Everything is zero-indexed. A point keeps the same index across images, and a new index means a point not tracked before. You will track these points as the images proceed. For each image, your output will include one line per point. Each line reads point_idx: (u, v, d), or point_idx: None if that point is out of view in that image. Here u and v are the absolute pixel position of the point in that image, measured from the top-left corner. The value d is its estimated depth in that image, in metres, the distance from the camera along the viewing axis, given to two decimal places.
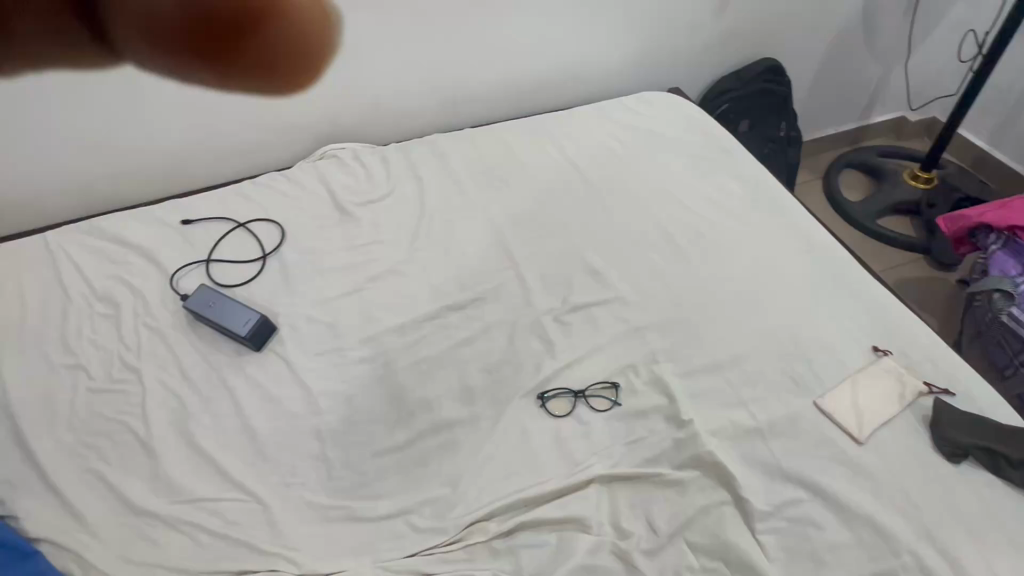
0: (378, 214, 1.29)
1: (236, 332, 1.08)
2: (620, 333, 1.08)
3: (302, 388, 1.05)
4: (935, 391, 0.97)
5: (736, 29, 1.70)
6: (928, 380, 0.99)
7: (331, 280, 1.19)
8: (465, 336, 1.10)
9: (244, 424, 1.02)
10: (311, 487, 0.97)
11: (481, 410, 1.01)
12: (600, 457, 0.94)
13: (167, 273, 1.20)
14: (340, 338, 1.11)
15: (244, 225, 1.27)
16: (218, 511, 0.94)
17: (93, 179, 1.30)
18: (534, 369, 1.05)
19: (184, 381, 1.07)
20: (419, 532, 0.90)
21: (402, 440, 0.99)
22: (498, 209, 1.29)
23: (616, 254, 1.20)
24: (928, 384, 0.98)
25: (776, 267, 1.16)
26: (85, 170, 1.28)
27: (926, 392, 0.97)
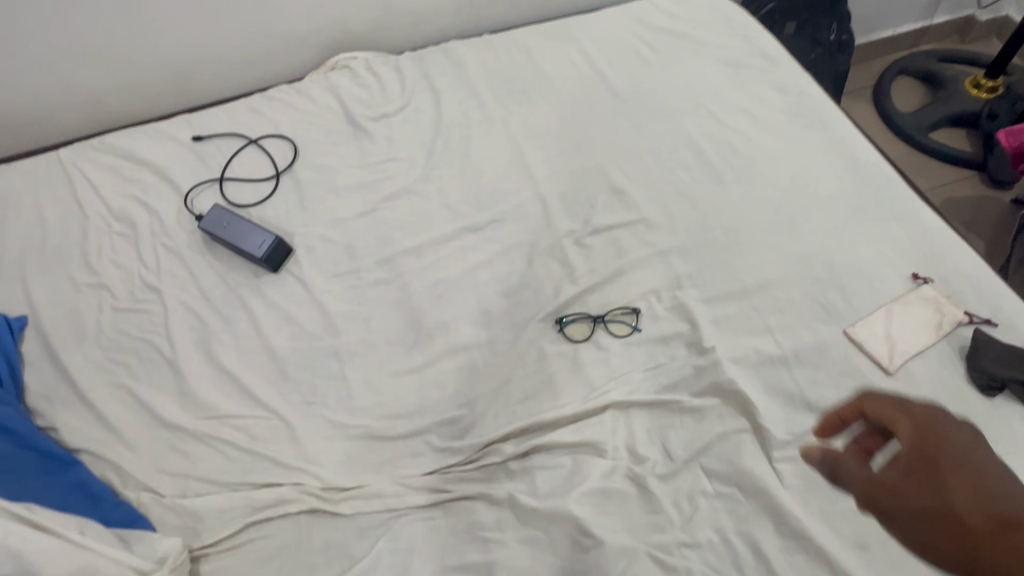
0: (393, 129, 1.23)
1: (252, 254, 1.07)
2: (643, 256, 1.03)
3: (320, 310, 1.05)
4: (975, 322, 0.92)
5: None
6: (970, 310, 0.94)
7: (347, 200, 1.15)
8: (482, 259, 1.07)
9: (264, 344, 1.03)
10: (332, 406, 0.99)
11: (498, 334, 1.00)
12: (618, 383, 0.92)
13: (181, 192, 1.18)
14: (357, 259, 1.09)
15: (256, 141, 1.22)
16: (244, 428, 0.97)
17: (98, 94, 1.25)
18: (552, 292, 1.02)
19: (204, 301, 1.08)
20: (437, 452, 0.92)
21: (419, 363, 0.99)
22: (518, 124, 1.22)
23: (641, 172, 1.14)
24: (969, 315, 0.93)
25: (814, 187, 1.08)
26: (88, 83, 1.23)
27: (966, 322, 0.92)
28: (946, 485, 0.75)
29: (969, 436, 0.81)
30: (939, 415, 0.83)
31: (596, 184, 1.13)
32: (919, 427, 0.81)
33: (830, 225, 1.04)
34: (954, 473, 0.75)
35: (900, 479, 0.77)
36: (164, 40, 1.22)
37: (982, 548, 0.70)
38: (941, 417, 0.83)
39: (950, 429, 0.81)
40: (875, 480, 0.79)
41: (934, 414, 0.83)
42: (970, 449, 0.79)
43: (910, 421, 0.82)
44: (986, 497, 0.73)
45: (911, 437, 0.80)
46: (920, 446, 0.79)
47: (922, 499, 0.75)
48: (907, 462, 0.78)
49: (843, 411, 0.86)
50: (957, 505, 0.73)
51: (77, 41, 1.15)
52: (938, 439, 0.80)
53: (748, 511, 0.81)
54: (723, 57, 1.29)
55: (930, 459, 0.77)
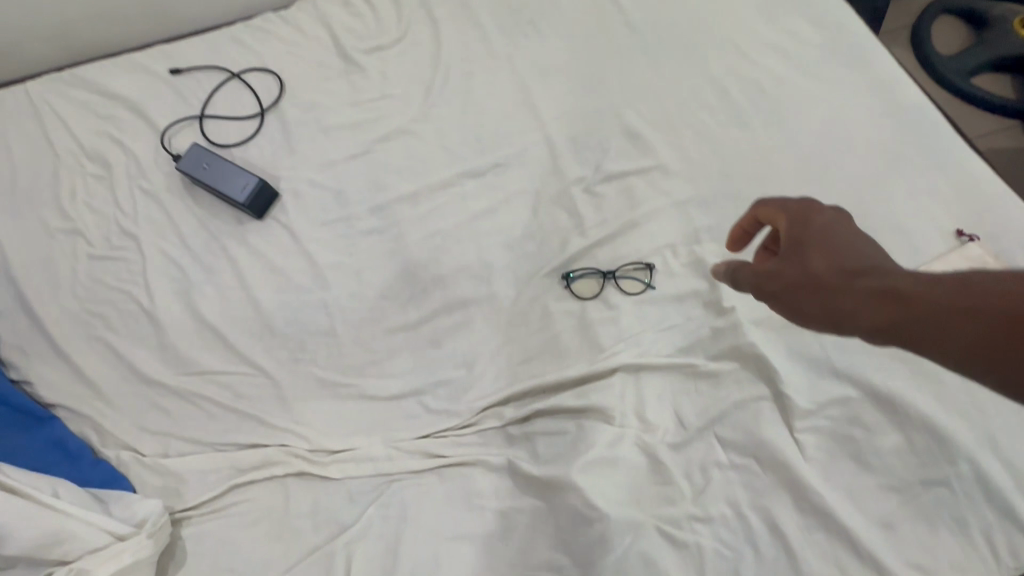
0: (387, 64, 1.12)
1: (234, 198, 0.98)
2: (660, 206, 0.94)
3: (308, 260, 0.97)
4: None
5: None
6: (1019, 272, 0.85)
7: (337, 141, 1.06)
8: (484, 207, 0.98)
9: (249, 296, 0.96)
10: (321, 363, 0.92)
11: (499, 289, 0.92)
12: (628, 345, 0.85)
13: (158, 130, 1.08)
14: (348, 206, 1.01)
15: (238, 75, 1.12)
16: (228, 385, 0.92)
17: (57, 21, 1.14)
18: (559, 245, 0.94)
19: (184, 249, 1.00)
20: (432, 414, 0.87)
21: (414, 319, 0.93)
22: (525, 59, 1.11)
23: (660, 114, 1.03)
24: None
25: (849, 132, 0.98)
26: (45, 8, 1.11)
27: None
28: (807, 260, 0.58)
29: (864, 237, 0.59)
30: (811, 209, 0.62)
31: (609, 127, 1.03)
32: (795, 221, 0.62)
33: (865, 175, 0.94)
34: (814, 253, 0.58)
35: (778, 266, 0.60)
36: None
37: (840, 301, 0.54)
38: (814, 210, 0.62)
39: (831, 228, 0.59)
40: (755, 274, 0.61)
41: (801, 206, 0.63)
42: (844, 232, 0.59)
43: (785, 215, 0.63)
44: (885, 284, 0.52)
45: (787, 230, 0.62)
46: (791, 232, 0.61)
47: (806, 291, 0.57)
48: (777, 263, 0.60)
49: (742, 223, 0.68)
50: (918, 309, 0.49)
51: None
52: (806, 228, 0.60)
53: (764, 485, 0.76)
54: None
55: (795, 242, 0.60)
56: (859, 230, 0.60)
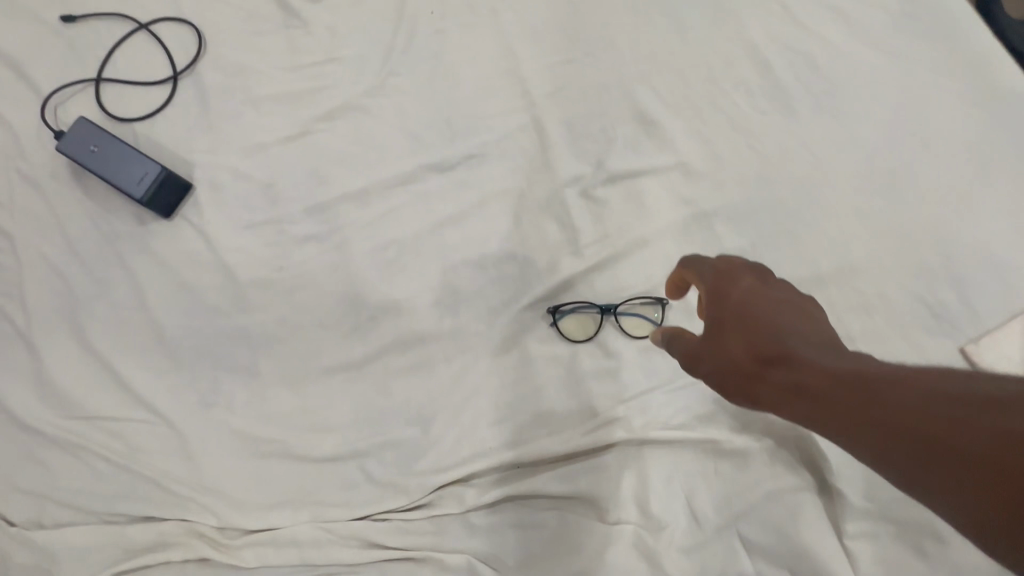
0: (335, 14, 0.87)
1: (128, 192, 0.76)
2: (677, 220, 0.73)
3: (227, 275, 0.76)
4: None
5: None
6: None
7: (270, 116, 0.83)
8: (452, 213, 0.76)
9: (151, 320, 0.75)
10: (238, 411, 0.72)
11: (467, 323, 0.72)
12: (630, 408, 0.66)
13: (39, 94, 0.84)
14: (279, 204, 0.79)
15: (147, 26, 0.87)
16: (121, 434, 0.72)
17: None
18: (545, 266, 0.73)
19: (68, 252, 0.78)
20: (376, 485, 0.68)
21: (359, 357, 0.72)
22: (513, 10, 0.86)
23: (684, 93, 0.79)
24: None
25: (926, 127, 0.75)
26: None
27: None
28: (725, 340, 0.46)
29: (791, 305, 0.46)
30: (730, 275, 0.49)
31: (616, 108, 0.80)
32: (717, 295, 0.48)
33: (946, 186, 0.72)
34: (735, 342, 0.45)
35: (705, 351, 0.47)
36: None
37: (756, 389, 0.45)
38: (731, 275, 0.49)
39: (759, 307, 0.46)
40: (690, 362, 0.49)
41: (719, 274, 0.50)
42: (765, 305, 0.46)
43: (705, 290, 0.50)
44: (801, 381, 0.42)
45: (710, 312, 0.48)
46: (713, 312, 0.48)
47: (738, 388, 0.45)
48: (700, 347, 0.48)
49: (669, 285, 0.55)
50: (819, 400, 0.40)
51: None
52: (726, 306, 0.47)
53: None
54: None
55: (714, 326, 0.47)
56: (785, 292, 0.47)
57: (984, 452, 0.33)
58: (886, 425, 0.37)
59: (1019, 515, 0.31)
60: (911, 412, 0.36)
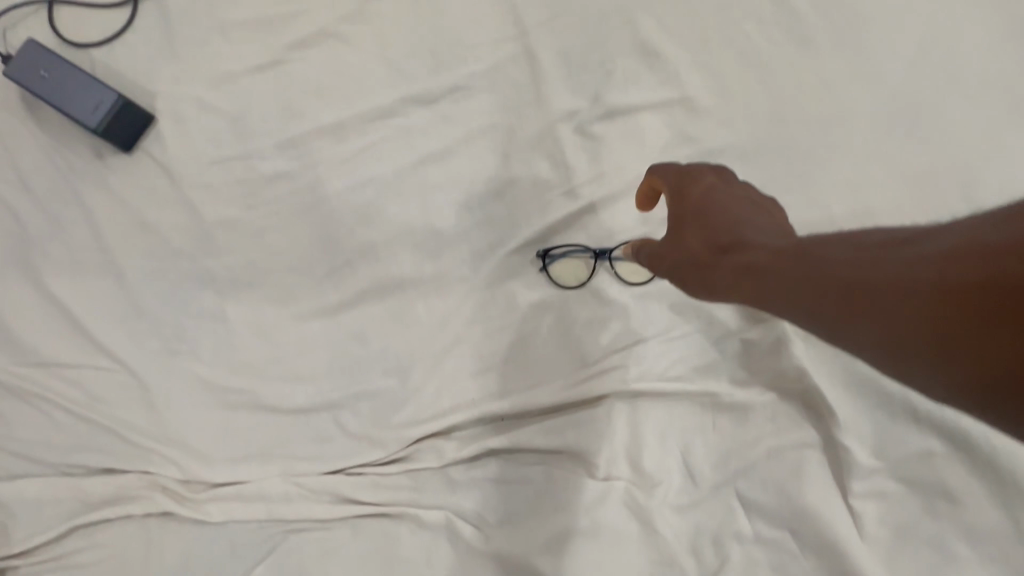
0: None
1: (81, 121, 0.70)
2: (680, 160, 0.68)
3: (192, 215, 0.71)
4: None
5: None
6: None
7: (237, 43, 0.75)
8: (436, 150, 0.70)
9: (111, 262, 0.70)
10: (205, 359, 0.68)
11: (451, 268, 0.67)
12: (624, 359, 0.61)
13: None
14: (249, 138, 0.73)
15: None
16: (80, 382, 0.67)
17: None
18: (536, 208, 0.67)
19: (19, 187, 0.72)
20: (351, 439, 0.63)
21: (335, 303, 0.68)
22: None
23: (694, 20, 0.72)
24: None
25: (956, 60, 0.69)
26: None
27: None
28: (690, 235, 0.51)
29: (746, 201, 0.52)
30: (692, 176, 0.54)
31: (617, 35, 0.72)
32: (681, 196, 0.54)
33: (974, 126, 0.66)
34: (696, 234, 0.51)
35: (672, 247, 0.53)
36: None
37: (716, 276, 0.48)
38: (693, 176, 0.54)
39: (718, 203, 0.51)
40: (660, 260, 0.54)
41: (682, 176, 0.55)
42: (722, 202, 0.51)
43: (670, 192, 0.55)
44: (754, 259, 0.46)
45: (676, 212, 0.54)
46: (678, 212, 0.53)
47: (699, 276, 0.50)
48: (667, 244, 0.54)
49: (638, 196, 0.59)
50: (766, 273, 0.45)
51: None
52: (688, 203, 0.53)
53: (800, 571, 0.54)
54: None
55: (677, 222, 0.53)
56: (741, 191, 0.53)
57: (908, 281, 0.37)
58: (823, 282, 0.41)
59: (945, 324, 0.35)
60: (846, 266, 0.40)
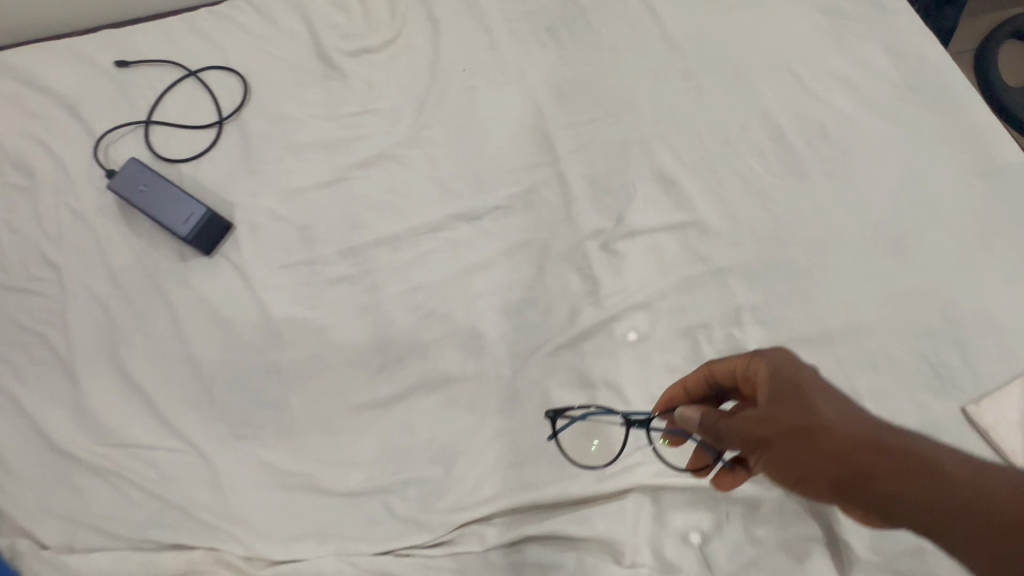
0: (374, 69, 0.94)
1: (174, 230, 0.81)
2: (692, 276, 0.77)
3: (261, 312, 0.80)
4: None
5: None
6: None
7: (308, 163, 0.88)
8: (477, 260, 0.80)
9: (187, 353, 0.79)
10: (267, 443, 0.75)
11: (491, 367, 0.75)
12: (647, 456, 0.69)
13: (94, 136, 0.90)
14: (313, 247, 0.83)
15: (196, 74, 0.94)
16: (153, 463, 0.75)
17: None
18: (566, 315, 0.77)
19: (113, 286, 0.83)
20: (399, 522, 0.70)
21: (386, 395, 0.76)
22: (540, 73, 0.91)
23: (701, 154, 0.84)
24: None
25: (929, 193, 0.80)
26: None
27: None
28: (795, 405, 0.50)
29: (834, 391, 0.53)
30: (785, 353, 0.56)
31: (637, 166, 0.84)
32: (776, 366, 0.54)
33: (949, 253, 0.76)
34: (803, 406, 0.50)
35: (768, 415, 0.50)
36: None
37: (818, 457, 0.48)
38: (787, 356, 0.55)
39: (820, 383, 0.52)
40: (742, 428, 0.51)
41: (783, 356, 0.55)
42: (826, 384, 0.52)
43: (769, 364, 0.55)
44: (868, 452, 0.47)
45: (770, 381, 0.54)
46: (778, 383, 0.53)
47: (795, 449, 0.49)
48: (766, 412, 0.51)
49: (688, 380, 0.63)
50: (876, 459, 0.47)
51: None
52: (794, 377, 0.53)
53: None
54: None
55: (784, 390, 0.52)
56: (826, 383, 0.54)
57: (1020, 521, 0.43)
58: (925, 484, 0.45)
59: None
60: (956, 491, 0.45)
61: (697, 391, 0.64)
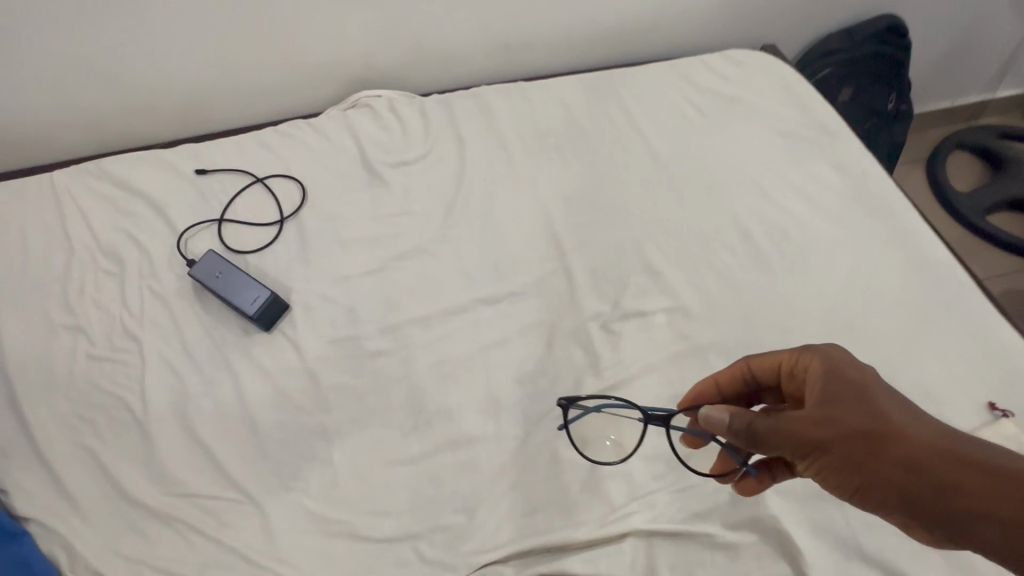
0: (411, 178, 1.13)
1: (242, 310, 0.96)
2: (677, 352, 0.91)
3: (311, 380, 0.94)
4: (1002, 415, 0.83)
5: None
6: (996, 402, 0.85)
7: (354, 254, 1.04)
8: (496, 337, 0.95)
9: (246, 414, 0.92)
10: (313, 494, 0.87)
11: (507, 429, 0.88)
12: (641, 505, 0.81)
13: (176, 231, 1.08)
14: (357, 324, 0.98)
15: (262, 181, 1.13)
16: (213, 510, 0.86)
17: (76, 112, 1.18)
18: (572, 385, 0.90)
19: (185, 356, 0.97)
20: (428, 563, 0.81)
21: (417, 452, 0.88)
22: (548, 183, 1.10)
23: (682, 251, 1.01)
24: (994, 407, 0.84)
25: (874, 284, 0.96)
26: (80, 100, 1.16)
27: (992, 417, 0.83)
28: (849, 412, 0.60)
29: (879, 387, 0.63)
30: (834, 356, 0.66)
31: (629, 260, 1.01)
32: (828, 369, 0.65)
33: (892, 334, 0.91)
34: (856, 411, 0.60)
35: (828, 420, 0.60)
36: (175, 65, 1.16)
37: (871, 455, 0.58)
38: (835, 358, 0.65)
39: (868, 382, 0.63)
40: (805, 431, 0.61)
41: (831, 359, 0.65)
42: (873, 381, 0.63)
43: (822, 365, 0.65)
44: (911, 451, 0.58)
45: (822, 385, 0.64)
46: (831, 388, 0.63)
47: (841, 448, 0.59)
48: (823, 417, 0.61)
49: (723, 377, 0.77)
50: (916, 453, 0.58)
51: (79, 57, 1.10)
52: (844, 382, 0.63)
53: None
54: (776, 125, 1.17)
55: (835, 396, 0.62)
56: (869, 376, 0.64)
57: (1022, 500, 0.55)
58: (952, 471, 0.57)
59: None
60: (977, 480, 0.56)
61: (730, 388, 0.77)
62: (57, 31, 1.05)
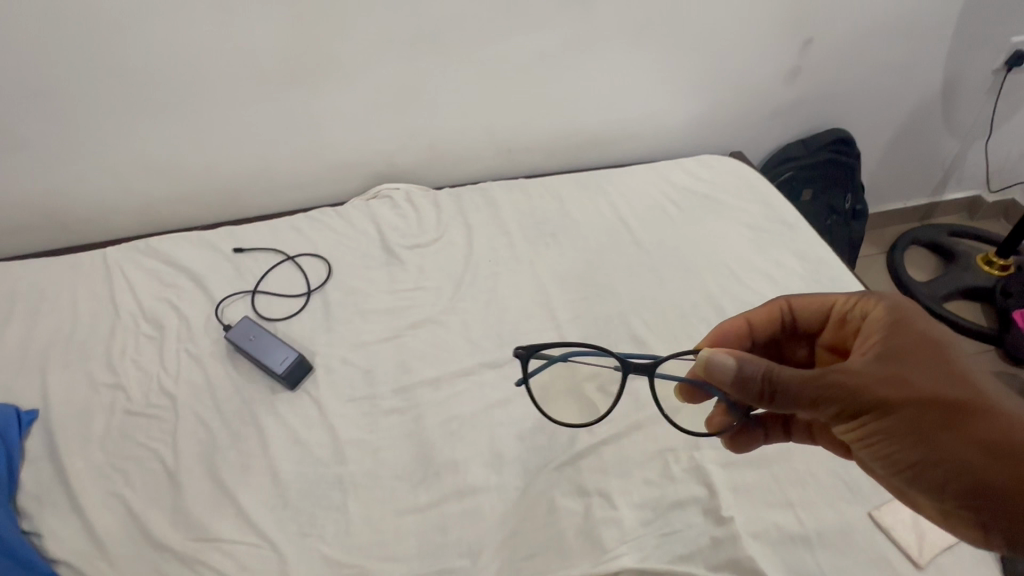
0: (424, 259, 1.28)
1: (270, 368, 1.08)
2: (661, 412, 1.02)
3: (330, 434, 1.03)
4: None
5: (807, 86, 1.66)
6: None
7: (373, 324, 1.17)
8: (499, 398, 1.06)
9: (269, 464, 1.00)
10: (328, 540, 0.93)
11: (509, 480, 0.97)
12: (631, 548, 0.89)
13: (213, 301, 1.21)
14: (374, 385, 1.09)
15: (293, 258, 1.28)
16: (233, 554, 0.92)
17: (132, 197, 1.35)
18: (567, 440, 1.00)
19: (216, 412, 1.07)
20: None
21: (425, 501, 0.96)
22: (545, 265, 1.26)
23: (664, 324, 1.14)
24: None
25: None
26: (138, 187, 1.34)
27: None
28: (922, 372, 0.66)
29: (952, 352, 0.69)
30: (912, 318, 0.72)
31: (617, 332, 1.13)
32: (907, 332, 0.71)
33: None
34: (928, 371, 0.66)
35: (899, 378, 0.66)
36: (223, 159, 1.35)
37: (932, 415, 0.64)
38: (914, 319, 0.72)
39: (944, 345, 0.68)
40: (875, 383, 0.67)
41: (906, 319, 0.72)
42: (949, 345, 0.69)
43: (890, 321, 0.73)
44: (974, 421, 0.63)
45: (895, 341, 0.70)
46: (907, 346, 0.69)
47: (902, 411, 0.65)
48: (895, 373, 0.67)
49: (760, 318, 0.89)
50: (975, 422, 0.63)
51: (144, 151, 1.28)
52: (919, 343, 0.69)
53: None
54: (744, 219, 1.34)
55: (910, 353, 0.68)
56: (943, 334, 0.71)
57: None
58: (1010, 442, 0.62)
59: None
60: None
61: (764, 327, 0.89)
62: (129, 130, 1.24)
